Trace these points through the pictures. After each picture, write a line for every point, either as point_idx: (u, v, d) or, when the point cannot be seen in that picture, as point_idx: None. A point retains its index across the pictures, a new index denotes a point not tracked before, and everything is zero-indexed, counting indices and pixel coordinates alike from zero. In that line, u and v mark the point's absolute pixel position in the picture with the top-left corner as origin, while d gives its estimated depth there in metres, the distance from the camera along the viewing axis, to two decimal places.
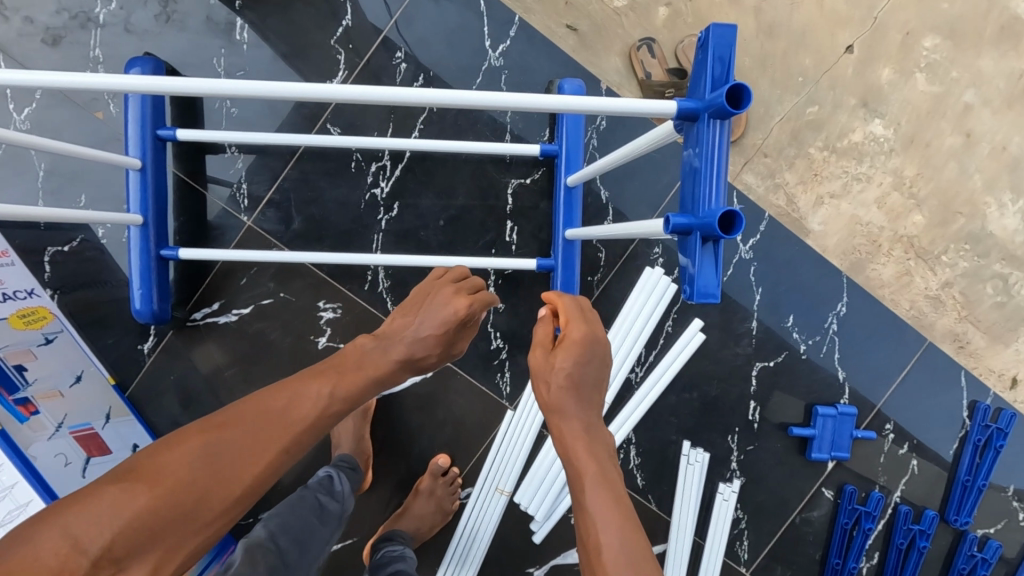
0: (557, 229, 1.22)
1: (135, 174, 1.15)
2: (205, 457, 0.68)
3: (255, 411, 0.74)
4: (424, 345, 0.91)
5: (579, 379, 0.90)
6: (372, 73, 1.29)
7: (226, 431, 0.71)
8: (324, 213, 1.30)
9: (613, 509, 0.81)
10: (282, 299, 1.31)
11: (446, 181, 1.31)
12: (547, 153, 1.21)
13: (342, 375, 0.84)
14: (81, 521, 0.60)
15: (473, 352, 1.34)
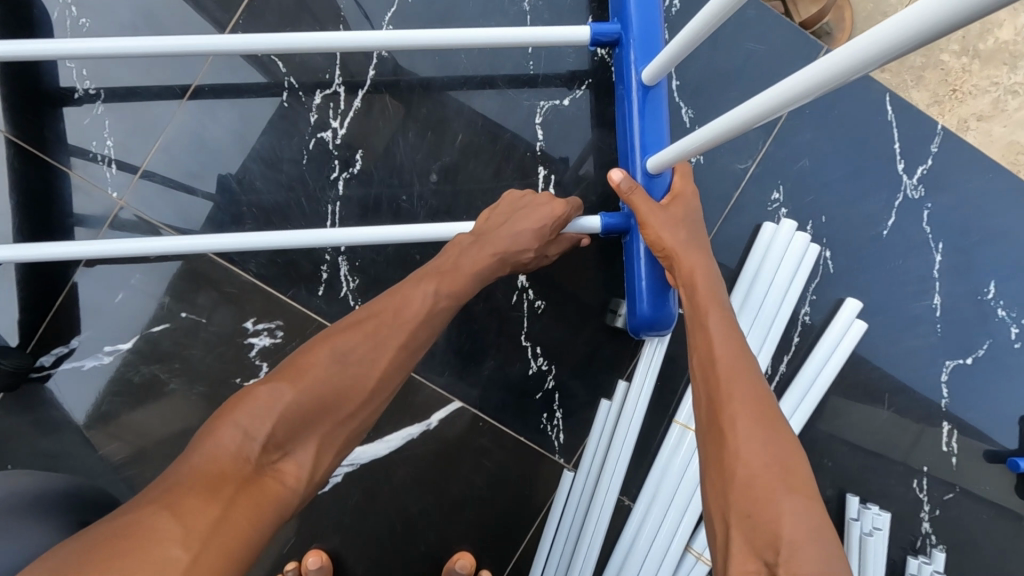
0: (632, 161, 0.72)
1: None
2: (337, 353, 0.55)
3: (374, 309, 0.59)
4: (531, 238, 0.69)
5: (694, 236, 0.69)
6: None
7: (348, 329, 0.57)
8: (246, 178, 0.80)
9: (755, 397, 0.56)
10: (185, 321, 0.80)
11: (439, 108, 0.81)
12: (604, 38, 0.72)
13: (450, 263, 0.66)
14: (246, 410, 0.50)
15: (500, 384, 0.83)
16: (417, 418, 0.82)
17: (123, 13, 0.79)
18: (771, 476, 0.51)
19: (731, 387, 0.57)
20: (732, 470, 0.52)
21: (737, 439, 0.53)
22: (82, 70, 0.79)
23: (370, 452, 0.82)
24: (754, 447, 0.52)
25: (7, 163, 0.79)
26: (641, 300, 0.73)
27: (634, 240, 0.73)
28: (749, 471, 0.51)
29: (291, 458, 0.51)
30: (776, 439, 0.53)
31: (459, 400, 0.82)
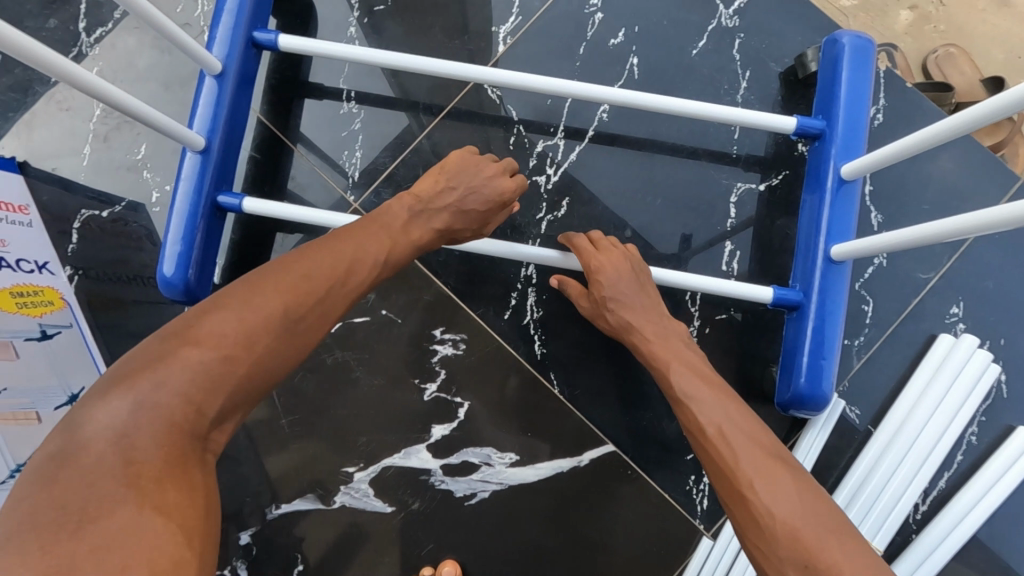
0: (816, 244, 0.76)
1: (211, 80, 0.79)
2: (231, 315, 0.52)
3: (298, 280, 0.57)
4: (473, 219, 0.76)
5: (653, 313, 0.76)
6: (553, 21, 0.91)
7: (268, 286, 0.56)
8: None
9: (753, 447, 0.61)
10: (382, 318, 0.88)
11: (644, 173, 0.89)
12: (808, 129, 0.77)
13: (370, 237, 0.66)
14: (159, 380, 0.48)
15: (656, 437, 0.85)
16: (569, 453, 0.85)
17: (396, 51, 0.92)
18: (801, 523, 0.54)
19: (722, 444, 0.62)
20: (760, 525, 0.56)
21: (757, 496, 0.57)
22: (349, 91, 0.93)
23: (518, 476, 0.85)
24: (773, 495, 0.56)
25: (271, 154, 0.92)
26: (803, 378, 0.75)
27: (801, 318, 0.76)
28: (776, 525, 0.55)
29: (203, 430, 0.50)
30: (784, 483, 0.57)
31: (612, 443, 0.85)
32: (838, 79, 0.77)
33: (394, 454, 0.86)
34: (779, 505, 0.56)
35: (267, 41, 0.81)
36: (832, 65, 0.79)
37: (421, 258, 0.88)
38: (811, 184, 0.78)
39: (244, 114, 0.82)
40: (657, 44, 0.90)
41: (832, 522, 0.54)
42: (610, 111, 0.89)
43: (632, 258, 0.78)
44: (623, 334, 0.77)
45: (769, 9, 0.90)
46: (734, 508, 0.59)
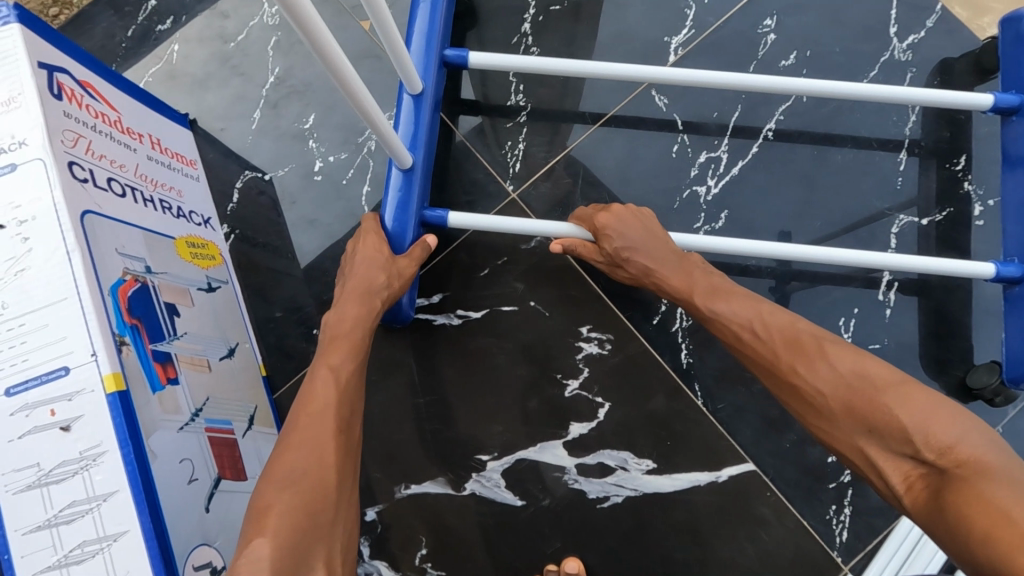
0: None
1: (408, 100, 0.82)
2: (311, 447, 0.60)
3: (316, 397, 0.65)
4: (625, 249, 0.78)
5: (681, 257, 0.78)
6: (726, 37, 0.92)
7: (292, 450, 0.60)
8: (620, 204, 0.90)
9: (786, 340, 0.66)
10: (530, 309, 0.88)
11: (806, 194, 0.89)
12: (1004, 104, 0.78)
13: (348, 320, 0.73)
14: (259, 550, 0.51)
15: (798, 461, 0.84)
16: (708, 467, 0.84)
17: (568, 51, 0.94)
18: (854, 390, 0.59)
19: (797, 365, 0.63)
20: (817, 405, 0.61)
21: (811, 376, 0.61)
22: (518, 84, 0.94)
23: (653, 484, 0.84)
24: (817, 375, 0.61)
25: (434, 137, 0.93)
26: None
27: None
28: (832, 401, 0.59)
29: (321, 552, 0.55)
30: (851, 361, 0.60)
31: (753, 462, 0.83)
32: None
33: (530, 448, 0.85)
34: (827, 378, 0.60)
35: (457, 57, 0.83)
36: (1020, 41, 0.78)
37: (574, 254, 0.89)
38: (1014, 165, 0.79)
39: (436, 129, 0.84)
40: (828, 70, 0.91)
41: (901, 406, 0.55)
42: (777, 131, 0.90)
43: (636, 210, 0.81)
44: (652, 277, 0.78)
45: (944, 47, 0.91)
46: (789, 397, 0.64)
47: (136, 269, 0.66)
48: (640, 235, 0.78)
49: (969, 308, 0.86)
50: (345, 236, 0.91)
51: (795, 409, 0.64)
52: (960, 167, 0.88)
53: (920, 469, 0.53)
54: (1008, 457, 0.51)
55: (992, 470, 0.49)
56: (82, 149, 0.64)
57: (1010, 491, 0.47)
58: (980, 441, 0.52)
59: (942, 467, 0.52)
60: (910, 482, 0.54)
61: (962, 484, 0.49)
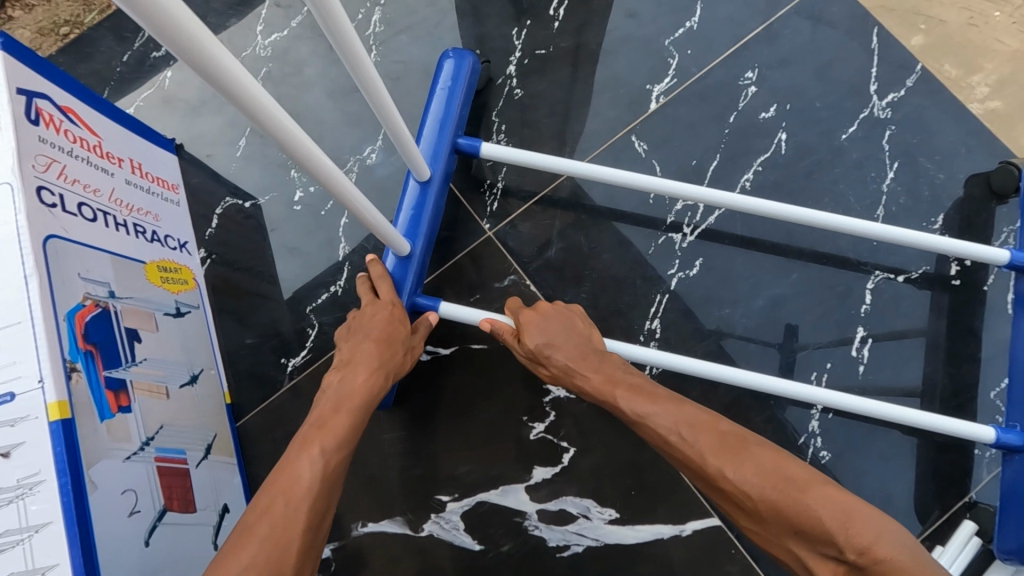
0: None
1: (414, 185, 0.79)
2: (275, 527, 0.55)
3: (295, 473, 0.61)
4: (554, 347, 0.76)
5: (602, 355, 0.76)
6: (708, 87, 0.93)
7: (255, 527, 0.55)
8: (597, 246, 0.89)
9: (711, 438, 0.63)
10: (500, 349, 0.87)
11: (784, 246, 0.88)
12: (1021, 263, 0.75)
13: (351, 392, 0.70)
14: None
15: None
16: (673, 519, 0.82)
17: (552, 94, 0.95)
18: (773, 490, 0.57)
19: (725, 469, 0.60)
20: (745, 507, 0.59)
21: (734, 473, 0.59)
22: (499, 124, 0.95)
23: (614, 534, 0.82)
24: (742, 476, 0.59)
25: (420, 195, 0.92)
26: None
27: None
28: (758, 503, 0.57)
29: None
30: (762, 458, 0.59)
31: (718, 517, 0.81)
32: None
33: (492, 491, 0.83)
34: (749, 478, 0.58)
35: (469, 146, 0.81)
36: None
37: (547, 295, 0.89)
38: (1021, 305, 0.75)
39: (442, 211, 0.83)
40: (809, 124, 0.92)
41: (816, 504, 0.54)
42: (755, 181, 0.90)
43: (562, 306, 0.81)
44: (572, 375, 0.75)
45: (924, 106, 0.91)
46: (722, 499, 0.62)
47: (98, 294, 0.66)
48: (563, 334, 0.77)
49: (944, 369, 0.84)
50: (321, 265, 0.91)
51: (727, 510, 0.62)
52: (937, 227, 0.88)
53: (844, 568, 0.52)
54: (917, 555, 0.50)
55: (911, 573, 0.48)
56: (54, 174, 0.65)
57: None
58: (891, 533, 0.51)
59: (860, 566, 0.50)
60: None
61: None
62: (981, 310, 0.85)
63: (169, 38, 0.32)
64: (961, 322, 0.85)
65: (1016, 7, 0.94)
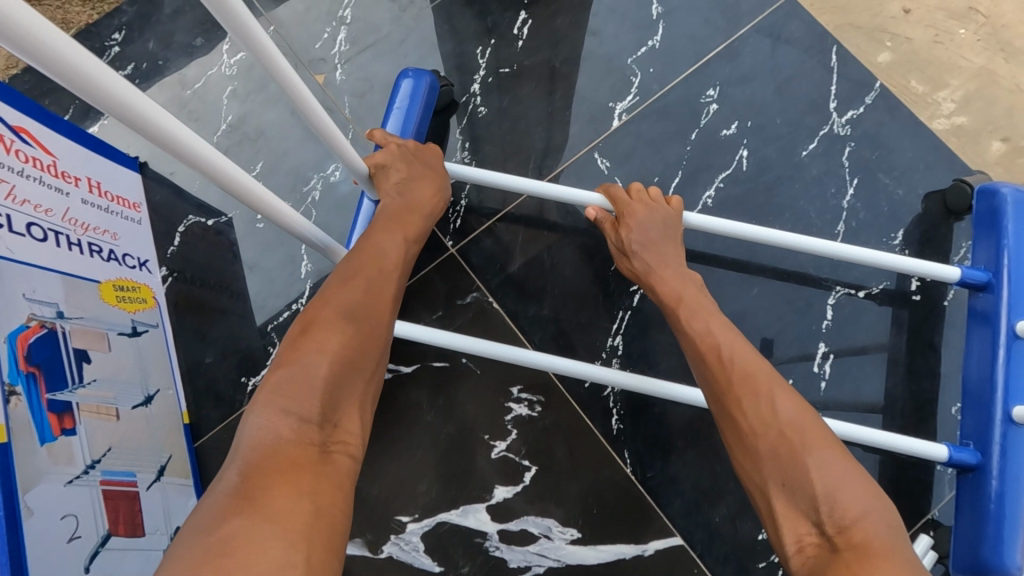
0: (994, 398, 0.70)
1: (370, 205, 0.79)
2: (340, 320, 0.56)
3: (360, 267, 0.62)
4: (642, 236, 0.76)
5: (688, 275, 0.74)
6: (670, 105, 0.94)
7: (319, 325, 0.56)
8: (558, 262, 0.89)
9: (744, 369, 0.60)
10: (462, 366, 0.87)
11: (744, 261, 0.89)
12: (973, 280, 0.73)
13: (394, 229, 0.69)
14: (273, 416, 0.50)
15: (727, 539, 0.80)
16: (634, 539, 0.81)
17: (515, 110, 0.95)
18: (783, 437, 0.55)
19: (745, 400, 0.58)
20: (745, 442, 0.57)
21: (749, 403, 0.58)
22: (464, 141, 0.95)
23: (577, 555, 0.81)
24: (757, 412, 0.57)
25: None
26: (985, 545, 0.68)
27: (981, 481, 0.70)
28: (760, 443, 0.56)
29: (343, 427, 0.53)
30: (783, 403, 0.57)
31: (681, 536, 0.81)
32: (1006, 232, 0.73)
33: (452, 511, 0.82)
34: (763, 419, 0.57)
35: None
36: (993, 217, 0.75)
37: (510, 311, 0.88)
38: (976, 320, 0.74)
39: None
40: (769, 140, 0.92)
41: (813, 467, 0.53)
42: (717, 198, 0.90)
43: (657, 203, 0.79)
44: (649, 276, 0.75)
45: (884, 123, 0.92)
46: (724, 424, 0.59)
47: (44, 315, 0.66)
48: (649, 227, 0.77)
49: (905, 384, 0.84)
50: (284, 284, 0.91)
51: (718, 414, 0.61)
52: (898, 242, 0.88)
53: (817, 542, 0.51)
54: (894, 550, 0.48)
55: (888, 554, 0.48)
56: (1, 195, 0.65)
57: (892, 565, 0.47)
58: (878, 515, 0.50)
59: (838, 545, 0.50)
60: (802, 545, 0.52)
61: (855, 566, 0.47)
62: (939, 325, 0.85)
63: (33, 55, 0.33)
64: (920, 338, 0.85)
65: (975, 25, 0.95)
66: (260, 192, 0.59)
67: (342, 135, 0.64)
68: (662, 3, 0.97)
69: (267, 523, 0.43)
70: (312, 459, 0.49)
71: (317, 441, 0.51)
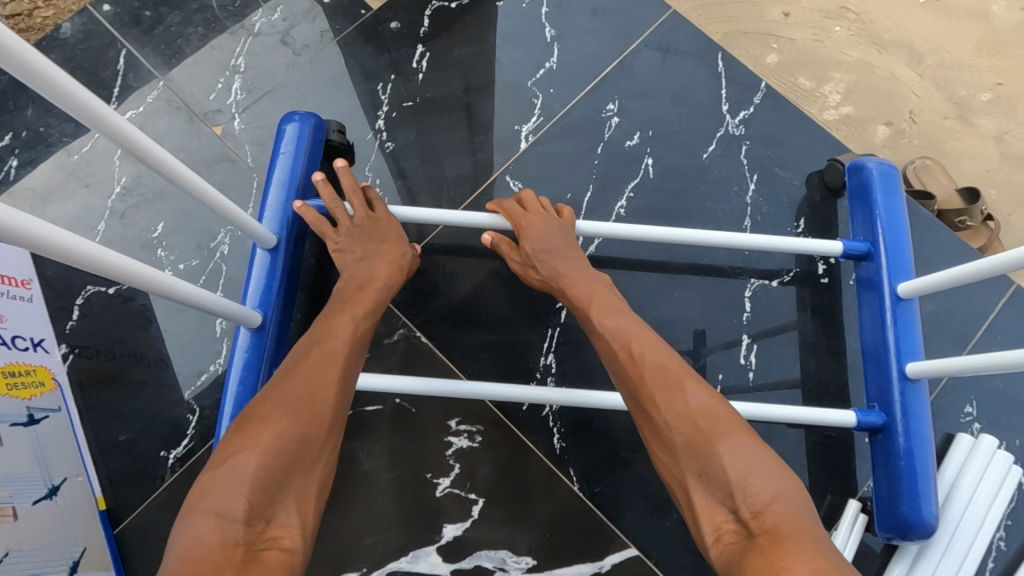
0: (888, 360, 0.75)
1: (264, 253, 0.76)
2: (282, 406, 0.57)
3: (312, 351, 0.62)
4: (539, 249, 0.77)
5: (595, 277, 0.75)
6: (574, 123, 0.96)
7: (263, 415, 0.56)
8: (483, 289, 0.89)
9: (656, 367, 0.61)
10: (396, 407, 0.84)
11: (663, 265, 0.91)
12: (854, 252, 0.80)
13: (342, 308, 0.69)
14: (213, 514, 0.49)
15: (681, 541, 0.81)
16: (590, 557, 0.80)
17: (424, 143, 0.95)
18: (696, 429, 0.56)
19: (658, 397, 0.59)
20: (664, 439, 0.58)
21: (664, 404, 0.58)
22: (375, 178, 0.94)
23: None
24: (672, 406, 0.58)
25: None
26: (902, 502, 0.73)
27: (889, 441, 0.74)
28: (675, 435, 0.57)
29: (275, 522, 0.51)
30: (699, 400, 0.58)
31: (635, 546, 0.80)
32: (875, 204, 0.81)
33: (401, 558, 0.79)
34: (679, 413, 0.57)
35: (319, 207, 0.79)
36: (865, 192, 0.82)
37: (439, 343, 0.87)
38: (865, 288, 0.80)
39: (298, 277, 0.79)
40: (671, 146, 0.96)
41: (730, 457, 0.53)
42: (629, 207, 0.93)
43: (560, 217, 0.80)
44: (560, 283, 0.75)
45: (773, 120, 0.97)
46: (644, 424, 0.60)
47: None
48: (551, 239, 0.77)
49: (825, 364, 0.88)
50: (199, 345, 0.87)
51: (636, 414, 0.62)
52: (800, 230, 0.93)
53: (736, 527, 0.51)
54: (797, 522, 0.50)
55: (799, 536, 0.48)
56: None
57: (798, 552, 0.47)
58: (786, 498, 0.51)
59: (753, 531, 0.50)
60: (721, 533, 0.52)
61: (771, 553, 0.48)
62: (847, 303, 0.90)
63: None
64: (833, 318, 0.89)
65: None
66: (149, 275, 0.53)
67: (227, 198, 0.62)
68: (554, 27, 1.00)
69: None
70: (234, 562, 0.47)
71: (244, 539, 0.49)
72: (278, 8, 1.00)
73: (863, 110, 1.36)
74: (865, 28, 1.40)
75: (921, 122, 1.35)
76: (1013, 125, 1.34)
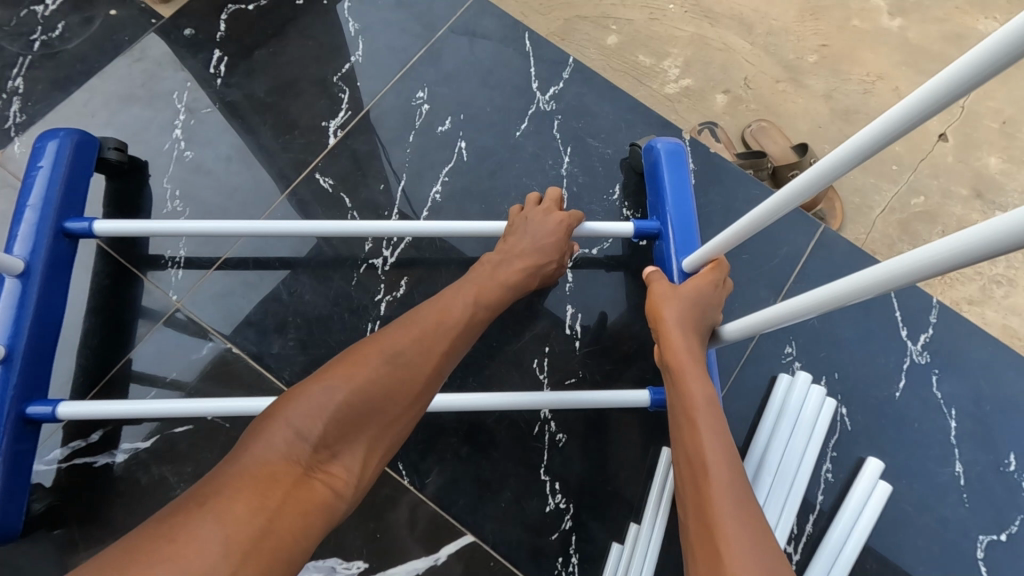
0: None
1: (10, 280, 0.71)
2: (389, 345, 0.56)
3: (447, 312, 0.62)
4: (548, 252, 0.77)
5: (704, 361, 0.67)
6: (383, 113, 0.95)
7: (374, 340, 0.56)
8: (296, 292, 0.86)
9: (709, 410, 0.61)
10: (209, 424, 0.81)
11: (482, 245, 0.90)
12: (645, 232, 0.81)
13: (488, 298, 0.69)
14: (296, 423, 0.49)
15: (515, 519, 0.80)
16: (423, 551, 0.78)
17: (227, 149, 0.92)
18: (725, 472, 0.56)
19: (705, 437, 0.59)
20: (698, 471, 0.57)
21: (703, 435, 0.59)
22: (174, 189, 0.90)
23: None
24: (714, 446, 0.58)
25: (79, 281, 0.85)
26: None
27: None
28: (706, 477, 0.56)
29: (340, 456, 0.50)
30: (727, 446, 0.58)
31: (470, 532, 0.79)
32: (663, 182, 0.83)
33: None
34: (719, 460, 0.57)
35: (79, 229, 0.75)
36: (655, 170, 0.84)
37: (253, 354, 0.84)
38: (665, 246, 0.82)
39: (60, 303, 0.74)
40: (482, 128, 0.95)
41: (746, 524, 0.52)
42: (444, 191, 0.92)
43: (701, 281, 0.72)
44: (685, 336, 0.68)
45: (583, 92, 0.99)
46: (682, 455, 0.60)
47: None
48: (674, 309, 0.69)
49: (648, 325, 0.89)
50: None
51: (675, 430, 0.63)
52: (617, 197, 0.94)
53: None
54: (760, 523, 0.53)
55: None
56: None
57: (749, 558, 0.49)
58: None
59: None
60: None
61: None
62: None
63: None
64: None
65: None
66: None
67: None
68: (357, 21, 1.00)
69: (221, 536, 0.40)
70: (289, 481, 0.46)
71: (305, 462, 0.48)
72: (58, 23, 0.95)
73: (702, 81, 1.41)
74: (697, 4, 1.45)
75: (756, 87, 1.41)
76: (839, 83, 1.41)
